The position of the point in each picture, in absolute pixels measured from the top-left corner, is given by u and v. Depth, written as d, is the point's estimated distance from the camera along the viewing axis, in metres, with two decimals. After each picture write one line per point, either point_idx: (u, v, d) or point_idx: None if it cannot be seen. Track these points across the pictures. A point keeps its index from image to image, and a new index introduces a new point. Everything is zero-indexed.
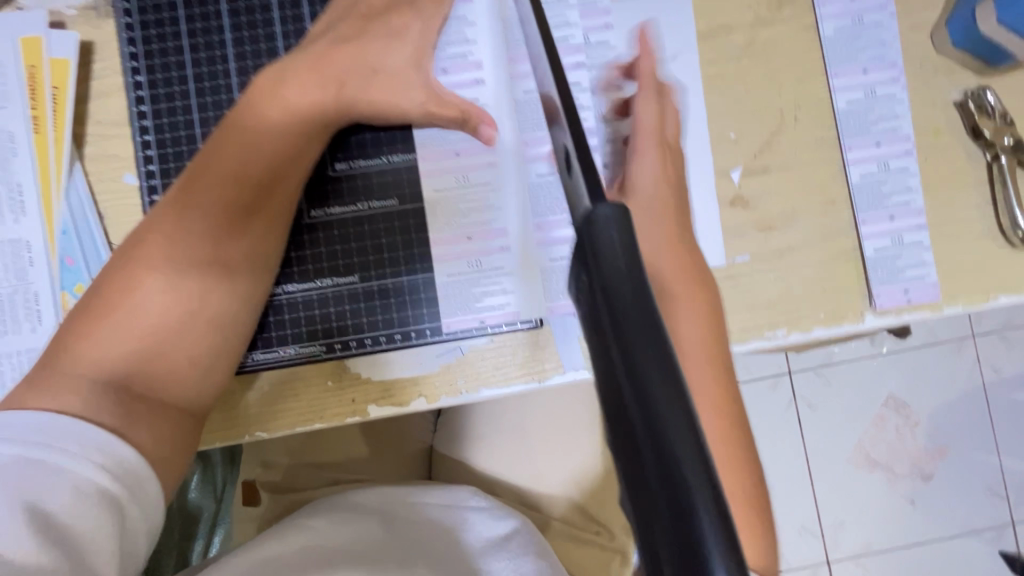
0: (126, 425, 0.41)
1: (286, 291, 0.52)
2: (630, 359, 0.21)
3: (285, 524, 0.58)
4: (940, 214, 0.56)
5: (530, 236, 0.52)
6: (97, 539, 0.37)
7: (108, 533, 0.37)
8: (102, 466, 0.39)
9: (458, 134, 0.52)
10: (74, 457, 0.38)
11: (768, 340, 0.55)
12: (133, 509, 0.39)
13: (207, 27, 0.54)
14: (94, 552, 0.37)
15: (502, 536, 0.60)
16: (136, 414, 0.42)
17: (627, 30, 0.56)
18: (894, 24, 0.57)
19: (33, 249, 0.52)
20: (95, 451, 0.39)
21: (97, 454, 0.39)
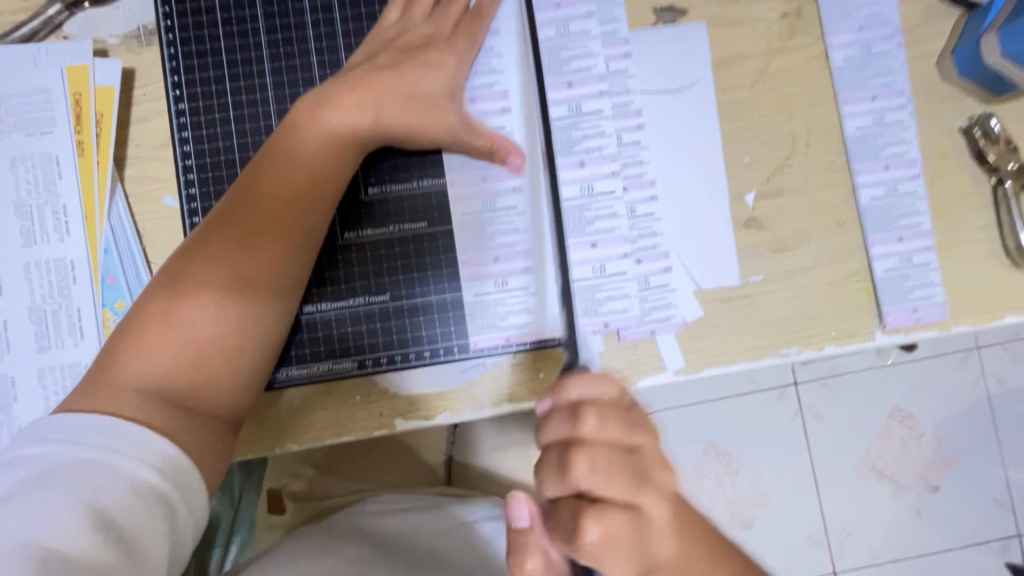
0: (172, 429, 0.43)
1: (319, 309, 0.54)
2: None
3: (311, 534, 0.59)
4: (947, 236, 0.58)
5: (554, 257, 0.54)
6: (151, 535, 0.39)
7: (160, 529, 0.39)
8: (154, 466, 0.40)
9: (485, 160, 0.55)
10: (128, 457, 0.40)
11: (781, 357, 0.57)
12: (183, 507, 0.41)
13: (246, 57, 0.56)
14: (150, 549, 0.39)
15: None
16: (183, 420, 0.44)
17: (646, 60, 0.58)
18: (901, 53, 0.59)
19: (76, 268, 0.54)
20: (147, 451, 0.41)
21: (149, 454, 0.41)
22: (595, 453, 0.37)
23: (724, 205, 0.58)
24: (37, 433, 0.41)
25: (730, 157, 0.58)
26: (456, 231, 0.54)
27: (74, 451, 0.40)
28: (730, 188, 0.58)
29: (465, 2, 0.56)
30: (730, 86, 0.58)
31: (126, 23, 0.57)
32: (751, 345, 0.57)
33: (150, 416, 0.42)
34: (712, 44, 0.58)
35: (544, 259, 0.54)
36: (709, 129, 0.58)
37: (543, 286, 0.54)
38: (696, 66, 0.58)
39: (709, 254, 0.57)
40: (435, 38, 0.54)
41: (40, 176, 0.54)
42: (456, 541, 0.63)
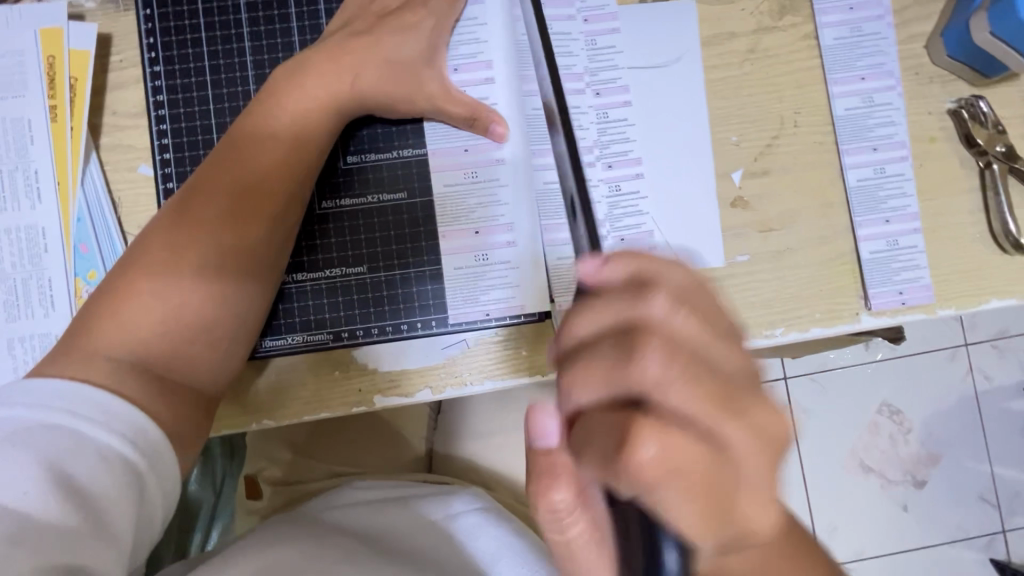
0: (143, 397, 0.42)
1: (295, 280, 0.52)
2: None
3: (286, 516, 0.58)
4: (934, 220, 0.58)
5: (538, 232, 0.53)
6: (118, 503, 0.38)
7: (126, 499, 0.39)
8: (122, 435, 0.40)
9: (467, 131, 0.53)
10: (96, 425, 0.39)
11: (766, 339, 0.57)
12: (152, 479, 0.40)
13: (224, 21, 0.55)
14: (115, 519, 0.38)
15: (502, 539, 0.61)
16: (156, 389, 0.43)
17: (633, 35, 0.57)
18: (891, 34, 0.58)
19: (48, 236, 0.53)
20: (117, 419, 0.40)
21: (118, 422, 0.40)
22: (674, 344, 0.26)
23: (711, 184, 0.57)
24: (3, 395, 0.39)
25: (717, 136, 0.57)
26: (437, 204, 0.53)
27: (39, 416, 0.38)
28: (717, 167, 0.57)
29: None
30: (718, 64, 0.58)
31: None
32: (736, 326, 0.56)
33: (122, 384, 0.42)
34: (701, 21, 0.58)
35: (526, 232, 0.53)
36: (697, 107, 0.57)
37: (525, 259, 0.53)
38: (685, 42, 0.58)
39: (695, 233, 0.57)
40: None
41: (11, 141, 0.53)
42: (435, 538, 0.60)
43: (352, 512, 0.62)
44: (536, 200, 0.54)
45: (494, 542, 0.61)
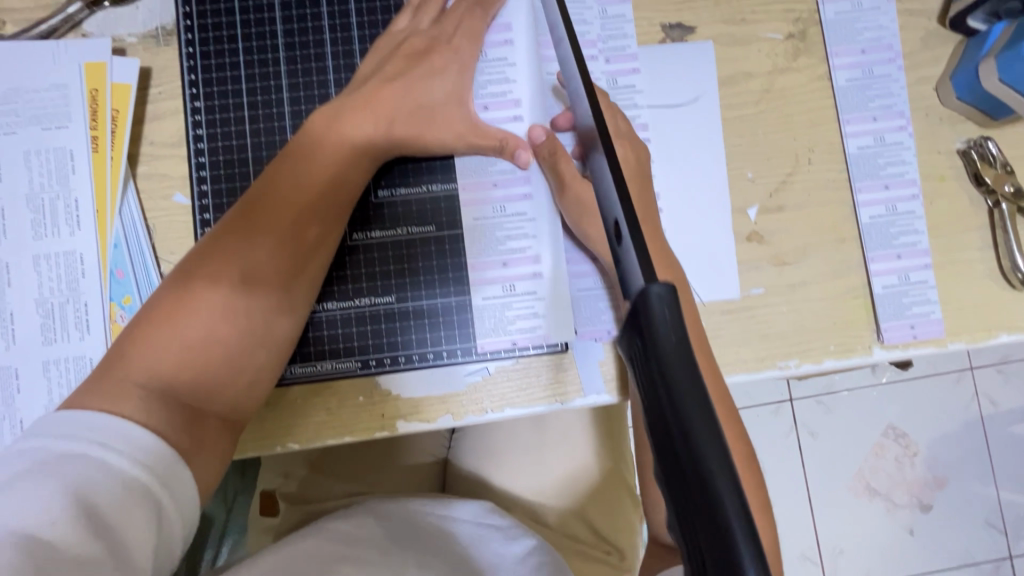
0: (169, 427, 0.43)
1: (325, 309, 0.54)
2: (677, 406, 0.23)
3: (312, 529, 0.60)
4: (945, 256, 0.59)
5: (564, 263, 0.55)
6: (137, 532, 0.39)
7: (146, 528, 0.39)
8: (144, 465, 0.41)
9: (498, 166, 0.56)
10: (119, 453, 0.40)
11: (780, 370, 0.58)
12: (171, 508, 0.41)
13: (263, 59, 0.57)
14: (134, 547, 0.39)
15: (518, 555, 0.61)
16: (183, 422, 0.44)
17: (653, 74, 0.59)
18: (901, 76, 0.60)
19: (85, 262, 0.55)
20: (137, 448, 0.41)
21: (139, 452, 0.41)
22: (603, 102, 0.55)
23: (727, 219, 0.59)
24: (34, 430, 0.41)
25: (733, 173, 0.59)
26: (465, 235, 0.55)
27: (68, 446, 0.40)
28: (733, 203, 0.59)
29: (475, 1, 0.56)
30: (734, 103, 0.60)
31: (144, 23, 0.58)
32: (751, 358, 0.58)
33: (155, 417, 0.43)
34: (720, 62, 0.60)
35: (553, 265, 0.55)
36: (714, 145, 0.59)
37: (551, 291, 0.55)
38: (703, 82, 0.60)
39: (712, 266, 0.58)
40: (438, 40, 0.55)
41: (53, 170, 0.55)
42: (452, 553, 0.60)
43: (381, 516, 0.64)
44: (563, 234, 0.55)
45: (513, 557, 0.61)
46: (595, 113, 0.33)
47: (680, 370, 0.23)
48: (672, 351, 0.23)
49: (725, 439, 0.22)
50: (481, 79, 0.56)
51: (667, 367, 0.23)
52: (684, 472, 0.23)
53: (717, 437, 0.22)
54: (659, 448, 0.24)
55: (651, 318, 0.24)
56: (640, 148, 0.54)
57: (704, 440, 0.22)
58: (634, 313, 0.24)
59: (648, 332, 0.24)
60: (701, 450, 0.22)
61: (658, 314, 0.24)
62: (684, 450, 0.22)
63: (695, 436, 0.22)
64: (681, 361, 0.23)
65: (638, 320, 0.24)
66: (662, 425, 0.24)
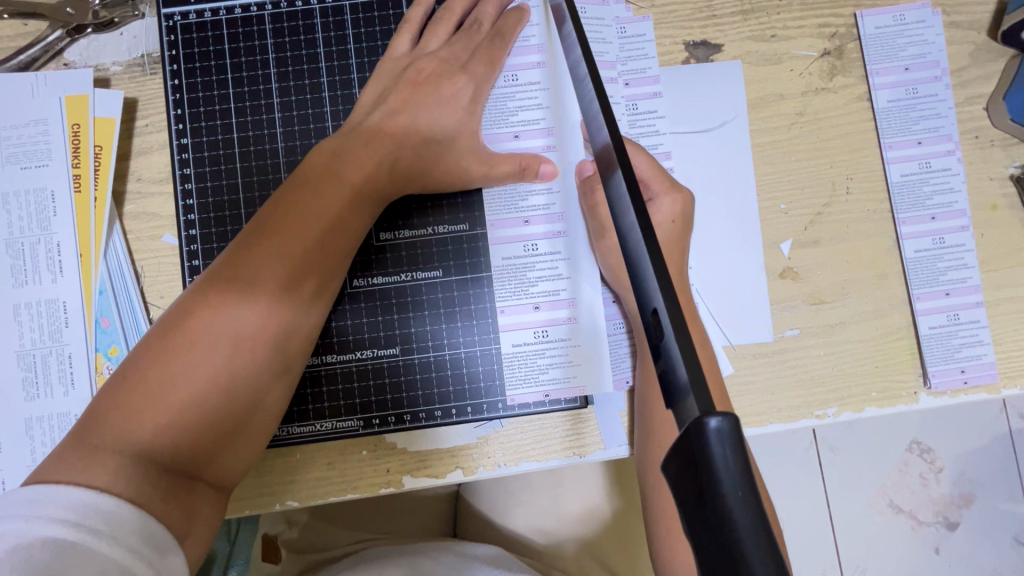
0: (150, 501, 0.40)
1: (324, 363, 0.50)
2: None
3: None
4: (998, 292, 0.54)
5: (602, 307, 0.50)
6: None
7: None
8: (125, 544, 0.37)
9: (530, 201, 0.50)
10: (99, 535, 0.36)
11: (818, 420, 0.53)
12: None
13: (254, 91, 0.53)
14: None
15: None
16: (164, 494, 0.41)
17: (676, 99, 0.55)
18: (949, 95, 0.55)
19: (69, 310, 0.51)
20: (119, 528, 0.37)
21: (122, 531, 0.37)
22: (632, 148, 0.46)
23: (759, 255, 0.54)
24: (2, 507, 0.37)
25: (766, 204, 0.55)
26: (494, 276, 0.50)
27: (41, 530, 0.36)
28: (766, 236, 0.54)
29: (488, 26, 0.51)
30: (765, 127, 0.55)
31: (130, 50, 0.54)
32: (786, 406, 0.53)
33: (137, 491, 0.39)
34: (748, 82, 0.55)
35: (589, 309, 0.50)
36: (744, 175, 0.55)
37: (583, 339, 0.50)
38: (731, 105, 0.55)
39: (741, 306, 0.54)
40: (450, 62, 0.49)
41: (33, 212, 0.51)
42: None
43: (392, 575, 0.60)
44: (597, 274, 0.50)
45: None
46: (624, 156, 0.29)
47: (750, 528, 0.19)
48: (739, 506, 0.19)
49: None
50: (511, 106, 0.51)
51: (731, 526, 0.19)
52: None
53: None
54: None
55: (708, 461, 0.19)
56: (686, 201, 0.46)
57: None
58: (685, 447, 0.20)
59: (704, 476, 0.19)
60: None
61: (718, 456, 0.19)
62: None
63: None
64: (751, 521, 0.19)
65: (692, 456, 0.20)
66: None
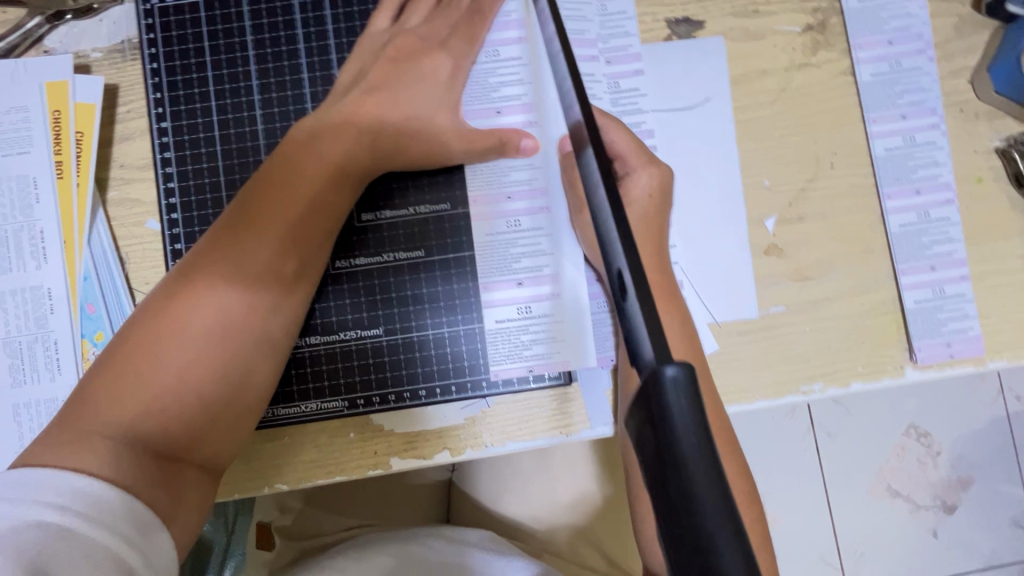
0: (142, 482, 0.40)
1: (308, 344, 0.50)
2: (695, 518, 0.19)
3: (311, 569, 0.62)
4: (984, 266, 0.54)
5: (585, 284, 0.50)
6: None
7: None
8: (110, 527, 0.37)
9: (510, 178, 0.50)
10: (85, 519, 0.36)
11: (804, 395, 0.53)
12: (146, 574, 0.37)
13: (234, 73, 0.53)
14: None
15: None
16: (157, 476, 0.41)
17: (658, 77, 0.55)
18: (933, 68, 0.55)
19: (54, 297, 0.51)
20: (105, 512, 0.37)
21: (108, 515, 0.37)
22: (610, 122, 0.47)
23: (743, 232, 0.54)
24: None
25: (750, 181, 0.54)
26: (477, 254, 0.50)
27: (30, 513, 0.36)
28: (749, 213, 0.54)
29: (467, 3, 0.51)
30: (748, 104, 0.55)
31: (110, 37, 0.54)
32: (772, 382, 0.53)
33: (125, 474, 0.39)
34: (731, 58, 0.55)
35: (572, 286, 0.50)
36: (728, 153, 0.54)
37: (567, 315, 0.50)
38: (713, 82, 0.55)
39: (727, 285, 0.54)
40: (428, 40, 0.49)
41: (16, 199, 0.51)
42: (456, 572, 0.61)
43: (379, 558, 0.62)
44: (579, 251, 0.50)
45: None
46: (591, 120, 0.28)
47: (704, 479, 0.19)
48: (695, 453, 0.19)
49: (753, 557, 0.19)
50: (492, 81, 0.50)
51: (687, 475, 0.19)
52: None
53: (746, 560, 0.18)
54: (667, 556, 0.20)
55: (664, 409, 0.19)
56: (664, 174, 0.47)
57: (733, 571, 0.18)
58: (643, 399, 0.20)
59: (660, 427, 0.19)
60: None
61: (674, 406, 0.19)
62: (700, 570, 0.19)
63: (717, 558, 0.18)
64: (704, 465, 0.19)
65: (648, 407, 0.20)
66: (672, 529, 0.20)
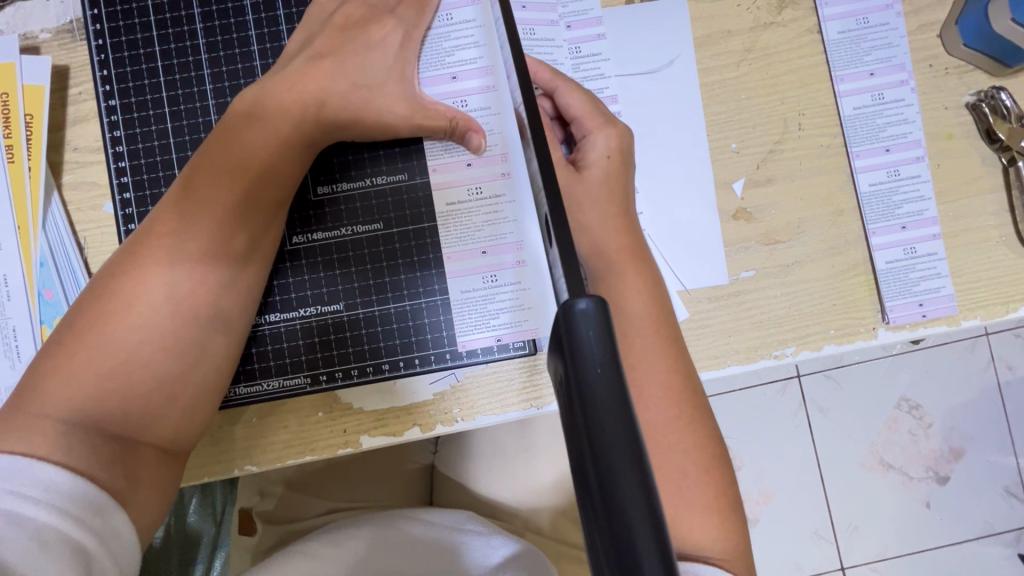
0: (97, 463, 0.39)
1: (268, 321, 0.49)
2: (601, 454, 0.18)
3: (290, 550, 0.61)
4: (956, 224, 0.53)
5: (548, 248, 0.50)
6: None
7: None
8: (66, 512, 0.36)
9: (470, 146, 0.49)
10: (36, 502, 0.36)
11: (776, 360, 0.52)
12: (102, 558, 0.37)
13: (182, 48, 0.52)
14: None
15: (496, 559, 0.60)
16: (114, 457, 0.40)
17: (619, 40, 0.53)
18: (900, 24, 0.54)
19: (10, 283, 0.50)
20: (56, 494, 0.37)
21: (61, 497, 0.37)
22: (565, 85, 0.48)
23: (711, 196, 0.53)
24: None
25: (717, 144, 0.53)
26: (439, 224, 0.49)
27: None
28: (718, 177, 0.53)
29: None
30: (714, 67, 0.54)
31: (58, 17, 0.53)
32: (744, 348, 0.52)
33: (78, 455, 0.38)
34: (695, 20, 0.54)
35: (536, 251, 0.49)
36: (693, 117, 0.53)
37: (530, 281, 0.49)
38: (678, 43, 0.53)
39: (696, 249, 0.53)
40: (377, 6, 0.48)
41: None
42: (438, 551, 0.61)
43: (361, 540, 0.62)
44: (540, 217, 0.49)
45: (490, 559, 0.60)
46: (522, 67, 0.27)
47: (609, 412, 0.18)
48: (602, 383, 0.19)
49: (656, 493, 0.19)
50: (446, 47, 0.50)
51: (593, 408, 0.19)
52: (600, 525, 0.18)
53: (647, 495, 0.18)
54: (578, 502, 0.19)
55: (575, 342, 0.19)
56: (622, 131, 0.47)
57: (633, 502, 0.18)
58: (556, 335, 0.20)
59: (570, 360, 0.19)
60: (627, 512, 0.18)
61: (584, 338, 0.19)
62: (602, 504, 0.18)
63: (620, 494, 0.18)
64: (611, 396, 0.19)
65: (559, 343, 0.20)
66: (579, 467, 0.19)
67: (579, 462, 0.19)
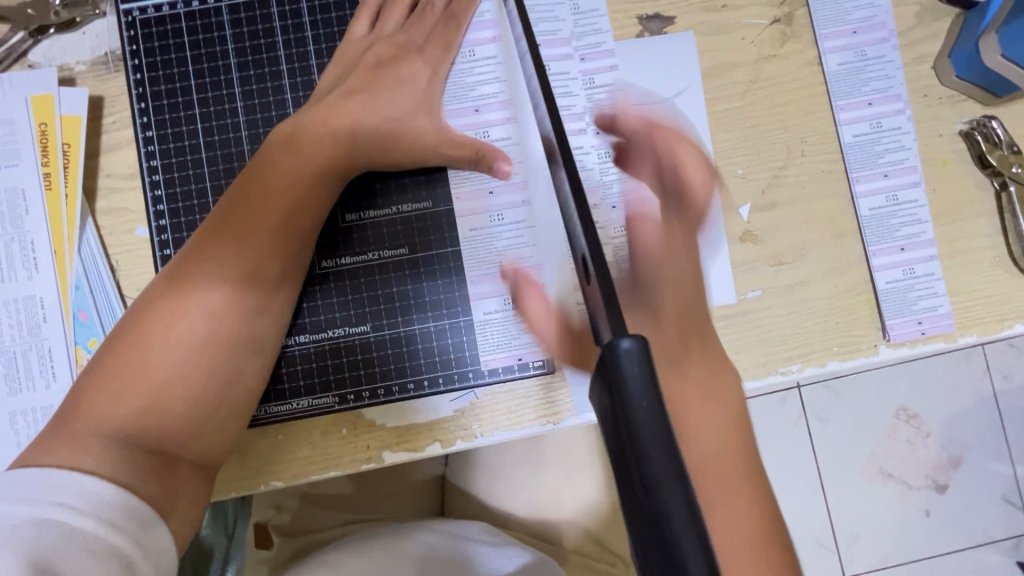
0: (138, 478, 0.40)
1: (297, 343, 0.51)
2: (647, 478, 0.20)
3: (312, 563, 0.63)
4: (952, 245, 0.56)
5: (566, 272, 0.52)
6: None
7: None
8: (113, 524, 0.37)
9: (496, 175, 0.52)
10: (86, 514, 0.37)
11: (783, 376, 0.55)
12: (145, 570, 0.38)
13: (216, 82, 0.55)
14: None
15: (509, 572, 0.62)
16: (153, 473, 0.41)
17: (630, 72, 0.56)
18: (896, 56, 0.57)
19: (46, 306, 0.52)
20: (104, 506, 0.38)
21: (108, 510, 0.38)
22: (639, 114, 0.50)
23: (718, 219, 0.56)
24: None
25: (724, 169, 0.56)
26: (461, 248, 0.52)
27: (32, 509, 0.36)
28: (724, 202, 0.56)
29: (441, 7, 0.53)
30: (719, 96, 0.56)
31: (93, 49, 0.55)
32: (751, 364, 0.54)
33: (121, 470, 0.40)
34: (702, 52, 0.57)
35: (555, 275, 0.52)
36: (702, 144, 0.56)
37: None
38: (685, 73, 0.56)
39: (705, 271, 0.55)
40: (406, 47, 0.51)
41: (6, 211, 0.53)
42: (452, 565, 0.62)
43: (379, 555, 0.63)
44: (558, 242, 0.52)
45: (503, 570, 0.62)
46: (553, 115, 0.29)
47: (653, 435, 0.21)
48: (645, 414, 0.21)
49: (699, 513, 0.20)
50: (469, 81, 0.52)
51: (639, 438, 0.21)
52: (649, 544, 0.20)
53: (693, 515, 0.20)
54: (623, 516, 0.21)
55: (619, 377, 0.21)
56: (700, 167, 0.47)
57: (680, 522, 0.20)
58: (602, 371, 0.22)
59: (616, 394, 0.21)
60: (675, 531, 0.20)
61: (628, 375, 0.21)
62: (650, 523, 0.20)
63: (667, 515, 0.20)
64: (655, 426, 0.21)
65: (605, 378, 0.22)
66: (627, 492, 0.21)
67: (626, 485, 0.21)
